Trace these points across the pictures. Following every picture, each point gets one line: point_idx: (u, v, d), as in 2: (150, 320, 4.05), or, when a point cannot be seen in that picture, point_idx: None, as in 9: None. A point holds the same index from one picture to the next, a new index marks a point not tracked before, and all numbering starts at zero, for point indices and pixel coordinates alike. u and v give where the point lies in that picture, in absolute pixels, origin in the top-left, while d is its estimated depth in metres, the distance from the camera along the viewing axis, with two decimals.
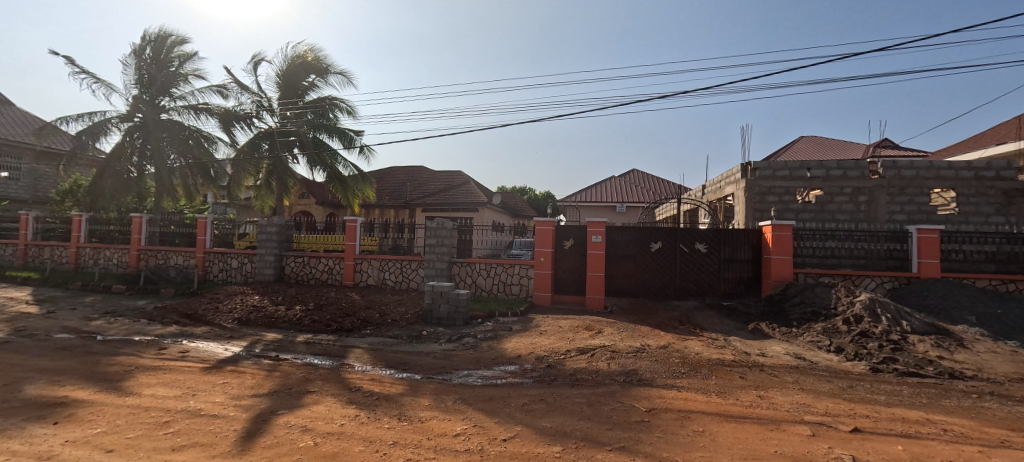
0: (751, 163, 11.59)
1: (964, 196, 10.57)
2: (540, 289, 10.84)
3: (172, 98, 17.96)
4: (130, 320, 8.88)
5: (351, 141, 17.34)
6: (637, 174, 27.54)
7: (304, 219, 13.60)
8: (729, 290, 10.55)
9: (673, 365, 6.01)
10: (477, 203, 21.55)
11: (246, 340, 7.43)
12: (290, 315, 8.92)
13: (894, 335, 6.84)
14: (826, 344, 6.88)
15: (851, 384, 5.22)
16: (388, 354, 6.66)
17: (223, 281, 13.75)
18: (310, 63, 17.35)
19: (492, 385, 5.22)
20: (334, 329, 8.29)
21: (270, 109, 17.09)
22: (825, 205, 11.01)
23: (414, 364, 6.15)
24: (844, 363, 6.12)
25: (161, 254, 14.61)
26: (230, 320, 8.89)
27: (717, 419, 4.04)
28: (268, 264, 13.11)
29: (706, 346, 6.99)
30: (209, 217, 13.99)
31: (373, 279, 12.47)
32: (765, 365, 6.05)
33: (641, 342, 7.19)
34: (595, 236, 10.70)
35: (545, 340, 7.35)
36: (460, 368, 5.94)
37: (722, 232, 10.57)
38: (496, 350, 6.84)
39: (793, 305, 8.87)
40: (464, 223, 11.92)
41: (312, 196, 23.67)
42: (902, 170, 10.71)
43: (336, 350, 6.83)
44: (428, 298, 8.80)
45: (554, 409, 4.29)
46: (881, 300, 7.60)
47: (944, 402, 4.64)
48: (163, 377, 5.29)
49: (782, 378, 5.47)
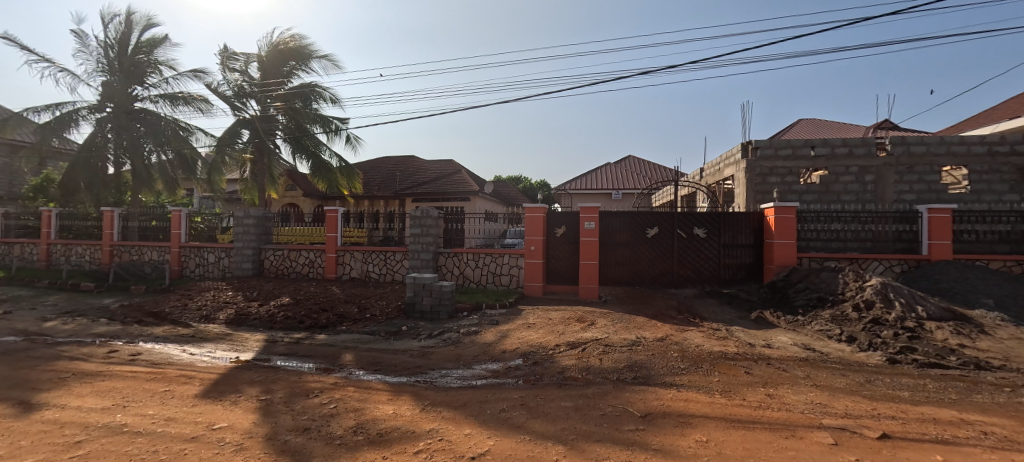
0: (751, 141, 10.97)
1: (976, 173, 10.00)
2: (531, 279, 10.25)
3: (146, 86, 17.14)
4: (88, 320, 8.25)
5: (338, 131, 16.39)
6: (633, 160, 26.81)
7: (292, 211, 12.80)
8: (729, 277, 10.02)
9: (672, 360, 5.46)
10: (468, 192, 20.93)
11: (208, 339, 6.84)
12: (263, 312, 8.33)
13: (909, 321, 6.32)
14: (835, 333, 6.34)
15: (869, 378, 4.69)
16: (360, 351, 6.07)
17: (199, 277, 13.09)
18: (292, 48, 16.36)
19: (470, 387, 4.64)
20: (308, 325, 7.66)
21: (253, 95, 16.19)
22: (830, 185, 10.41)
23: (387, 363, 5.57)
24: (857, 353, 5.59)
25: (135, 249, 13.99)
26: (197, 318, 8.30)
27: (722, 425, 3.50)
28: (245, 259, 12.44)
29: (707, 338, 6.45)
30: (184, 210, 13.27)
31: (356, 272, 11.89)
32: (772, 358, 5.51)
33: (637, 334, 6.66)
34: (588, 223, 10.06)
35: (534, 334, 6.82)
36: (437, 367, 5.36)
37: (722, 215, 9.99)
38: (479, 346, 6.27)
39: (798, 292, 8.36)
40: (451, 211, 11.33)
41: (298, 188, 22.94)
42: (911, 146, 10.12)
43: (304, 348, 6.24)
44: (410, 291, 8.24)
45: (536, 415, 3.73)
46: (893, 284, 7.07)
47: (976, 399, 4.12)
48: (100, 385, 4.70)
49: (791, 372, 4.93)
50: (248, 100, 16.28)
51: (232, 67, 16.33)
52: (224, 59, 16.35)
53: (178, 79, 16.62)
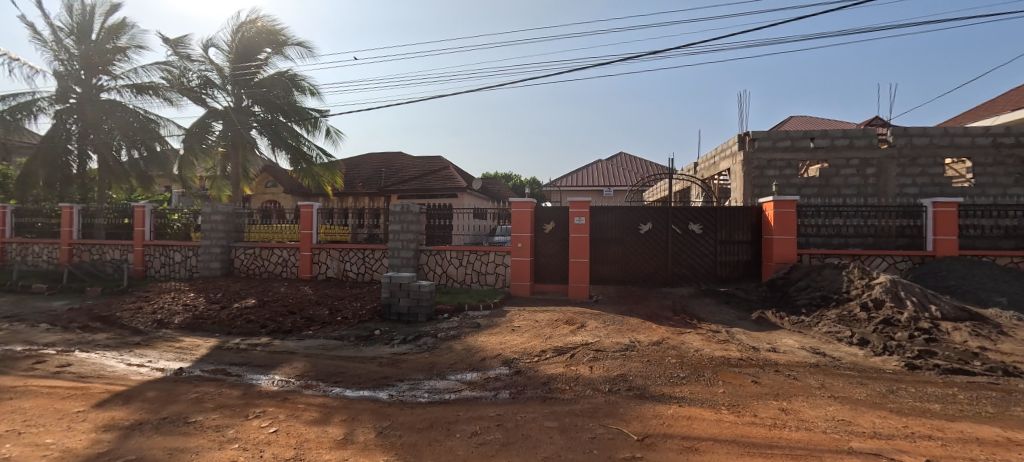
0: (749, 132, 10.46)
1: (981, 166, 9.62)
2: (518, 278, 9.68)
3: (113, 77, 16.18)
4: (24, 325, 7.47)
5: (318, 123, 15.57)
6: (625, 156, 26.34)
7: (274, 208, 11.95)
8: (726, 275, 9.53)
9: (670, 367, 4.90)
10: (456, 188, 20.25)
11: (154, 347, 6.12)
12: (224, 315, 7.61)
13: (924, 322, 5.85)
14: (846, 335, 5.83)
15: (891, 389, 4.18)
16: (321, 360, 5.39)
17: (164, 278, 12.28)
18: (265, 33, 15.36)
19: (441, 402, 4.03)
20: (271, 330, 6.94)
21: (221, 86, 15.19)
22: (830, 179, 9.95)
23: (351, 373, 4.91)
24: (873, 358, 5.08)
25: (95, 248, 13.15)
26: (149, 322, 7.54)
27: (735, 451, 2.92)
28: (213, 258, 11.64)
29: (706, 342, 5.91)
30: (147, 206, 12.47)
31: (332, 271, 11.18)
32: (779, 364, 4.99)
33: (630, 338, 6.10)
34: (578, 218, 9.45)
35: (517, 338, 6.21)
36: (407, 377, 4.73)
37: (719, 210, 9.50)
38: (457, 352, 5.66)
39: (799, 290, 7.89)
40: (434, 207, 10.66)
41: (279, 184, 22.11)
42: (913, 137, 9.73)
43: (260, 356, 5.55)
44: (386, 291, 7.59)
45: (513, 440, 3.13)
46: (903, 282, 6.61)
47: (1018, 413, 3.61)
48: (4, 405, 3.99)
49: (804, 381, 4.40)
50: (217, 91, 15.27)
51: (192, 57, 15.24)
52: (183, 49, 15.32)
53: (145, 67, 15.61)
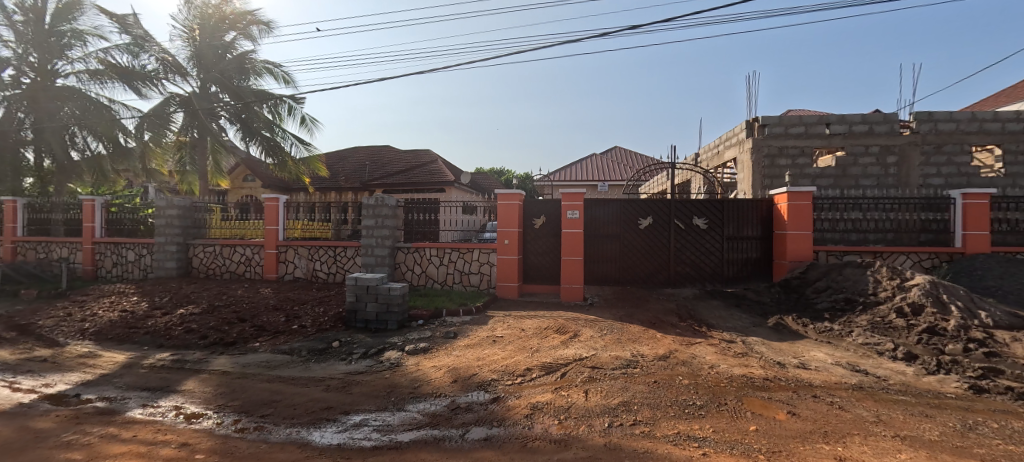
0: (757, 118, 9.59)
1: (1012, 154, 8.85)
2: (504, 279, 8.74)
3: (69, 61, 14.89)
4: None
5: (292, 110, 14.45)
6: (620, 151, 25.50)
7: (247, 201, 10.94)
8: (734, 275, 8.65)
9: (683, 391, 3.98)
10: (443, 182, 19.19)
11: (59, 365, 5.09)
12: (160, 324, 6.57)
13: (976, 332, 4.98)
14: (887, 348, 4.96)
15: (970, 423, 3.29)
16: (256, 382, 4.39)
17: (115, 278, 11.16)
18: (231, 15, 14.24)
19: (391, 448, 3.05)
20: (210, 342, 5.91)
21: (184, 71, 14.01)
22: (848, 169, 9.08)
23: (286, 402, 3.92)
24: (926, 378, 4.20)
25: (42, 246, 11.99)
26: (72, 333, 6.48)
27: None
28: (169, 257, 10.56)
29: (721, 356, 5.00)
30: (97, 200, 11.38)
31: (301, 271, 10.15)
32: (816, 385, 4.10)
33: (631, 351, 5.18)
34: (571, 212, 8.49)
35: (500, 352, 5.27)
36: (357, 408, 3.77)
37: (726, 203, 8.60)
38: (426, 371, 4.71)
39: (818, 292, 7.03)
40: (413, 199, 9.65)
41: (256, 178, 20.96)
42: (939, 123, 8.92)
43: (183, 377, 4.55)
44: (351, 295, 6.60)
45: None
46: (943, 284, 5.77)
47: None
48: None
49: (854, 412, 3.50)
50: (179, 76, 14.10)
51: (148, 42, 14.00)
52: (138, 32, 14.10)
53: (102, 50, 14.36)
